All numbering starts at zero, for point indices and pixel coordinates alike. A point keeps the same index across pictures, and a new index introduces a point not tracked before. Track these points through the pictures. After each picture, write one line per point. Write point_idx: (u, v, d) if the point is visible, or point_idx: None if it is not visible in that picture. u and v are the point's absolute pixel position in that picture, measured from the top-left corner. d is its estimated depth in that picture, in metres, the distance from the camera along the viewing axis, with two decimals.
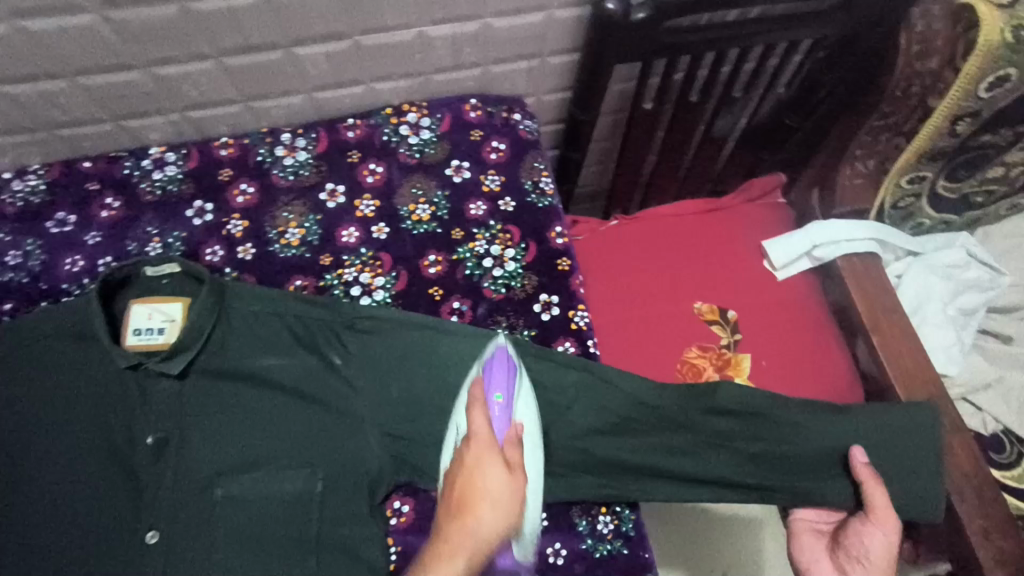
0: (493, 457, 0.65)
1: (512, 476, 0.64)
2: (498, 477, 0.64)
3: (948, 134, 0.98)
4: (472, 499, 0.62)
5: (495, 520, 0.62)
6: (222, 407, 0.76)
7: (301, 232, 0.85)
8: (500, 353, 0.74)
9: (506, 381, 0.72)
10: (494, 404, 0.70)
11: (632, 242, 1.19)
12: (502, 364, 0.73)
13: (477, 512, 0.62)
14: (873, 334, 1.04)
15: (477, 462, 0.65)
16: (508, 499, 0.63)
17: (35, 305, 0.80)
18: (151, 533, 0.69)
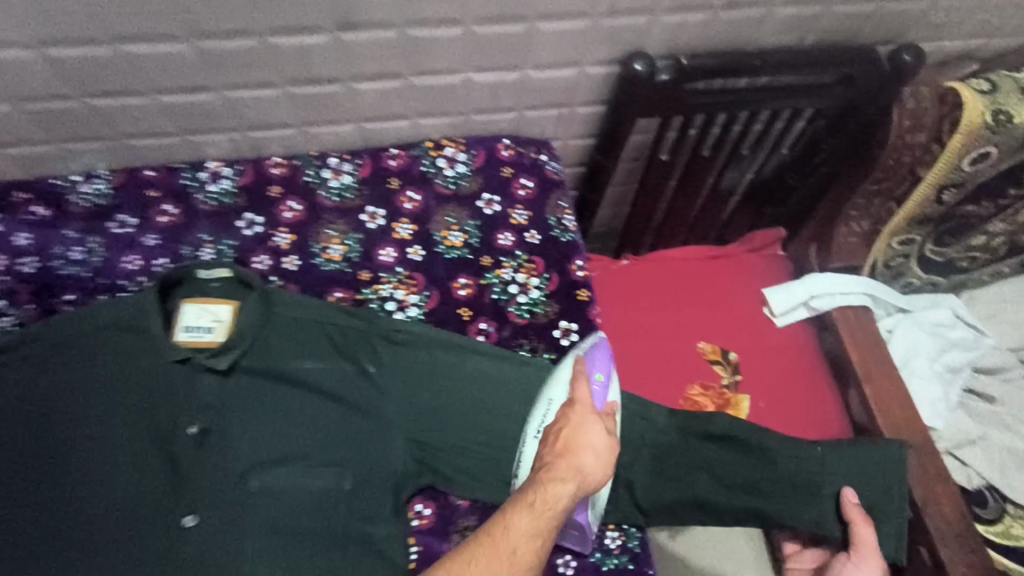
0: (595, 419, 0.72)
1: (610, 433, 0.72)
2: (600, 433, 0.71)
3: (935, 202, 1.08)
4: (577, 446, 0.69)
5: (596, 470, 0.69)
6: (260, 406, 0.81)
7: (343, 249, 0.92)
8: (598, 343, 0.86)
9: (606, 365, 0.83)
10: (595, 382, 0.79)
11: (642, 283, 1.26)
12: (603, 352, 0.84)
13: (582, 457, 0.69)
14: (867, 385, 1.12)
15: (582, 419, 0.72)
16: (607, 455, 0.70)
17: (96, 299, 0.87)
18: (189, 517, 0.75)
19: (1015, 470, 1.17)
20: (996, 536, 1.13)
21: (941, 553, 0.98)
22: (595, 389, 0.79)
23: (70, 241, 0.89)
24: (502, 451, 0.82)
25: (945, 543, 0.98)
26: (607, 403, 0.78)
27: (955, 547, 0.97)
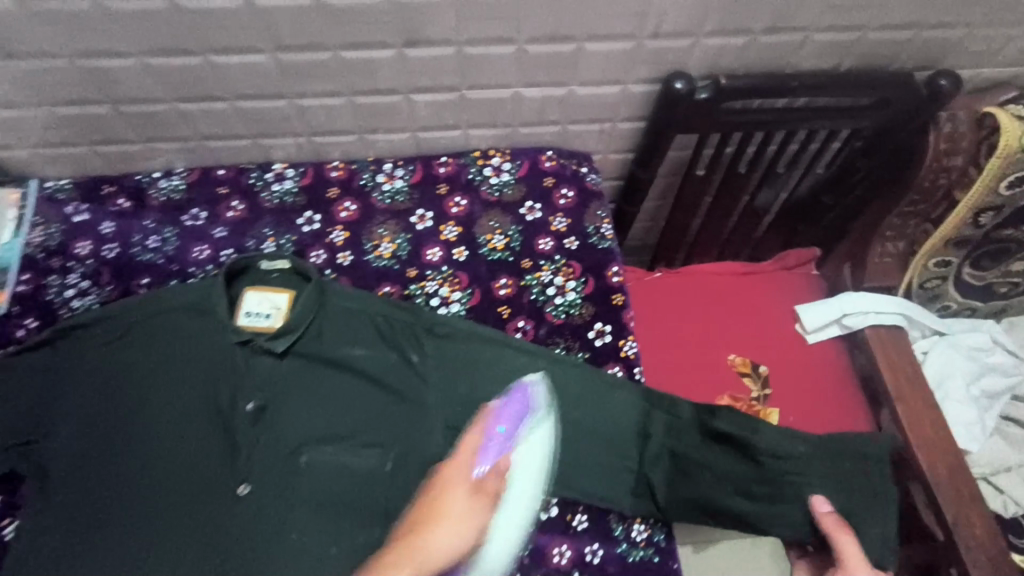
0: (464, 486, 0.74)
1: (476, 501, 0.74)
2: (462, 501, 0.73)
3: (971, 224, 1.10)
4: (435, 516, 0.71)
5: (452, 543, 0.69)
6: (311, 387, 0.87)
7: (393, 247, 0.99)
8: (521, 387, 0.86)
9: (516, 420, 0.82)
10: (493, 436, 0.80)
11: (675, 294, 1.29)
12: (516, 402, 0.84)
13: (434, 531, 0.70)
14: (898, 403, 1.11)
15: (450, 488, 0.74)
16: (460, 530, 0.70)
17: (167, 283, 0.94)
18: (243, 486, 0.80)
19: None
20: None
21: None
22: (490, 448, 0.79)
23: (147, 231, 0.97)
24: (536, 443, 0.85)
25: (976, 566, 0.98)
26: (497, 465, 0.78)
27: (986, 568, 0.98)
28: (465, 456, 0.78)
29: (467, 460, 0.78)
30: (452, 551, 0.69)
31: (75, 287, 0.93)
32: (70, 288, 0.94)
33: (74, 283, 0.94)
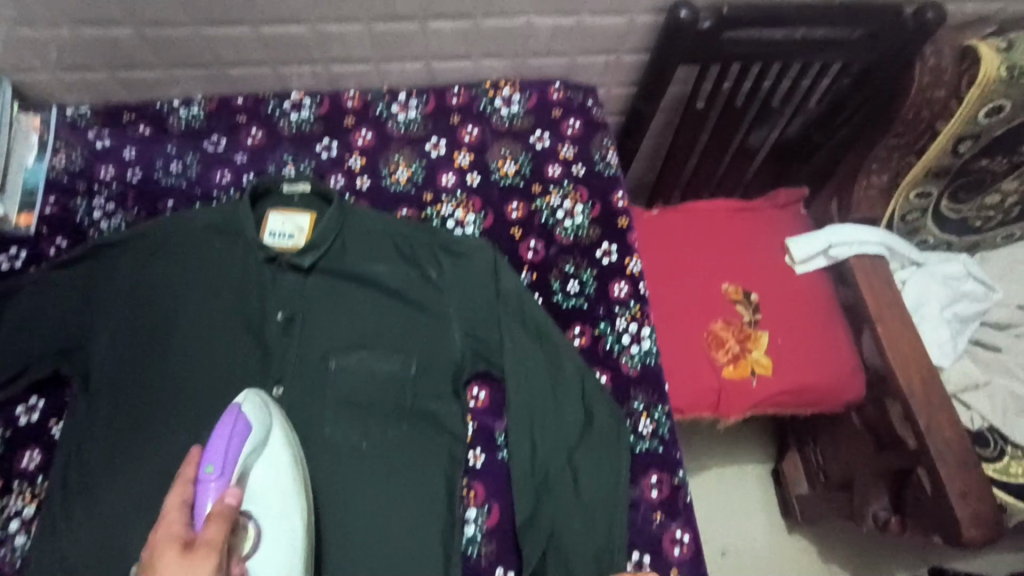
0: (170, 546, 0.58)
1: (189, 561, 0.57)
2: (169, 562, 0.57)
3: (951, 153, 1.15)
4: None
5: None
6: (337, 301, 0.92)
7: (409, 173, 1.03)
8: (229, 411, 0.75)
9: (230, 454, 0.72)
10: (204, 478, 0.69)
11: (673, 229, 1.35)
12: (226, 429, 0.73)
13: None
14: (877, 324, 1.19)
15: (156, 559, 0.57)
16: None
17: (192, 205, 0.98)
18: (277, 388, 0.86)
19: (1016, 415, 1.24)
20: (996, 474, 1.20)
21: (941, 471, 1.07)
22: (198, 498, 0.67)
23: (169, 156, 1.00)
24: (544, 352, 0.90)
25: (944, 463, 1.07)
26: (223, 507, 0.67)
27: (953, 466, 1.07)
28: (175, 515, 0.63)
29: (179, 518, 0.63)
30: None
31: (101, 210, 0.97)
32: (98, 211, 0.97)
33: (100, 205, 0.97)
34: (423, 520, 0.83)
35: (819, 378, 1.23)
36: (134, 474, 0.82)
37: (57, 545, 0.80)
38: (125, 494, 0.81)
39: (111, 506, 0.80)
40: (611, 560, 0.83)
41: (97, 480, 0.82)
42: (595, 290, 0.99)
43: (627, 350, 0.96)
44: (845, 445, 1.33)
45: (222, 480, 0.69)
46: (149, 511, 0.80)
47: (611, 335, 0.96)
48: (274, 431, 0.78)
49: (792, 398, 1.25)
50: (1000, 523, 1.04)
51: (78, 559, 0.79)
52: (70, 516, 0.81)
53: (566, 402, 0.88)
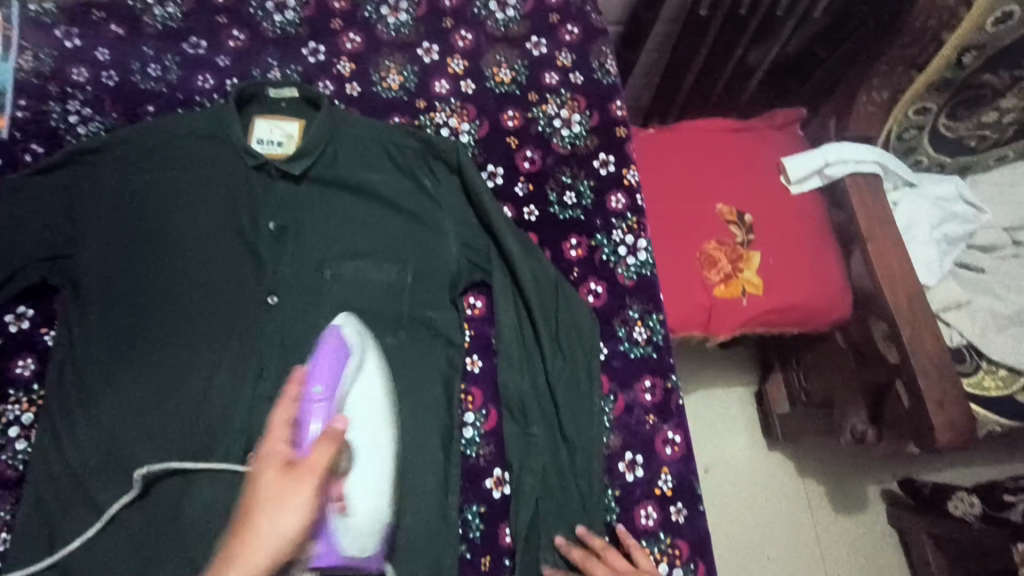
0: (272, 462, 0.60)
1: (295, 474, 0.59)
2: (272, 477, 0.59)
3: (955, 65, 1.12)
4: (254, 516, 0.57)
5: (286, 523, 0.57)
6: (330, 209, 0.90)
7: (400, 79, 1.00)
8: (329, 334, 0.77)
9: (336, 377, 0.73)
10: (313, 396, 0.70)
11: (670, 149, 1.31)
12: (329, 351, 0.75)
13: (255, 516, 0.57)
14: (868, 243, 1.16)
15: (262, 477, 0.59)
16: (304, 512, 0.58)
17: (175, 111, 0.94)
18: (273, 296, 0.84)
19: (994, 332, 1.25)
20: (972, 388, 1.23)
21: (921, 382, 1.06)
22: (305, 415, 0.68)
23: (147, 58, 0.96)
24: (535, 260, 0.90)
25: (925, 374, 1.06)
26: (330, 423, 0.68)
27: (933, 377, 1.06)
28: (280, 433, 0.63)
29: (282, 434, 0.63)
30: (303, 525, 0.58)
31: (77, 115, 0.92)
32: (73, 115, 0.93)
33: (75, 110, 0.93)
34: (422, 421, 0.85)
35: (809, 299, 1.21)
36: (131, 381, 0.81)
37: (60, 449, 0.80)
38: (123, 399, 0.80)
39: (110, 410, 0.80)
40: (601, 458, 0.86)
41: (94, 388, 0.81)
42: (592, 202, 0.99)
43: (624, 261, 0.97)
44: (825, 364, 1.33)
45: (328, 403, 0.71)
46: (150, 416, 0.80)
47: (607, 246, 0.98)
48: (370, 356, 0.79)
49: (777, 319, 1.22)
50: (974, 430, 1.04)
51: (79, 461, 0.79)
52: (71, 423, 0.81)
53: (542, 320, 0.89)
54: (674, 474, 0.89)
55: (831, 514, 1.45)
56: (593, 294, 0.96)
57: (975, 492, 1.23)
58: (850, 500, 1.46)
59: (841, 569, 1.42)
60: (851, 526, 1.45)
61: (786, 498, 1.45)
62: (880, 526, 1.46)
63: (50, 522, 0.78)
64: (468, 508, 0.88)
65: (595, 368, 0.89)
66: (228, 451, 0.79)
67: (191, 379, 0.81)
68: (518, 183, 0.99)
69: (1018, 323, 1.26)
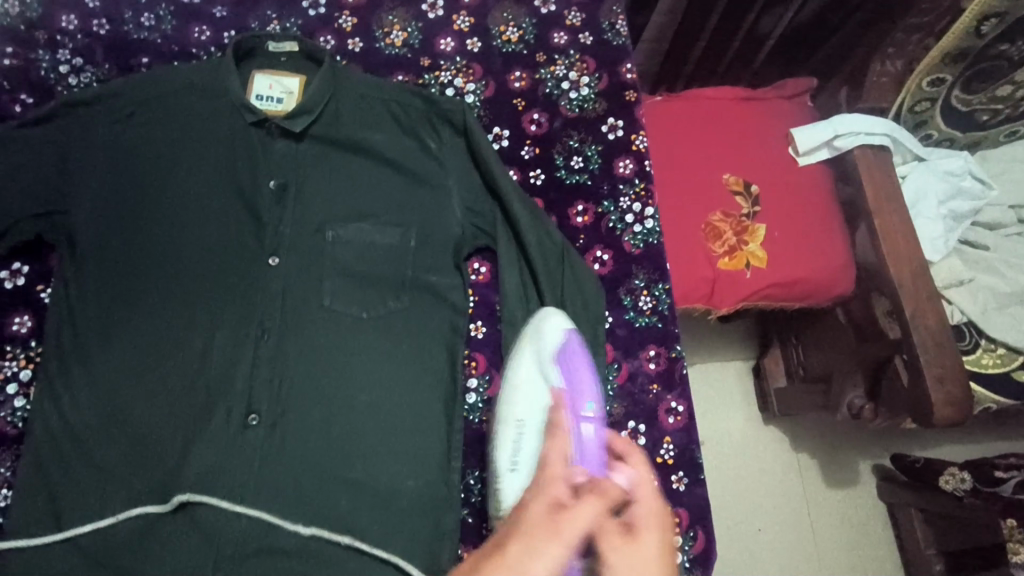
0: (544, 496, 0.56)
1: (562, 522, 0.52)
2: (541, 519, 0.53)
3: (973, 34, 1.09)
4: (515, 540, 0.51)
5: (543, 568, 0.49)
6: (331, 169, 0.87)
7: (404, 36, 1.00)
8: (572, 343, 0.82)
9: (592, 394, 0.80)
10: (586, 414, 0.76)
11: (678, 117, 1.28)
12: (584, 368, 0.81)
13: (508, 551, 0.50)
14: (874, 218, 1.13)
15: (532, 509, 0.54)
16: (558, 566, 0.49)
17: (171, 63, 0.95)
18: (273, 257, 0.82)
19: (995, 310, 1.23)
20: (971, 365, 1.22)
21: (922, 358, 1.05)
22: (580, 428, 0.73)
23: (141, 7, 0.96)
24: (540, 226, 0.89)
25: (926, 349, 1.05)
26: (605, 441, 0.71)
27: (932, 352, 1.05)
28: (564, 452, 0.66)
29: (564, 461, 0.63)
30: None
31: (68, 64, 0.92)
32: (63, 64, 0.92)
33: (65, 59, 0.92)
34: (424, 386, 0.84)
35: (814, 273, 1.19)
36: (131, 341, 0.79)
37: (59, 408, 0.79)
38: (121, 359, 0.79)
39: (108, 370, 0.78)
40: None
41: (94, 347, 0.80)
42: (599, 167, 0.98)
43: (630, 230, 0.97)
44: (826, 340, 1.31)
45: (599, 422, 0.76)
46: (150, 377, 0.78)
47: (614, 214, 0.97)
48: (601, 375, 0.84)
49: (781, 292, 1.20)
50: (972, 404, 1.03)
51: (77, 420, 0.78)
52: (71, 383, 0.79)
53: (547, 286, 0.87)
54: (676, 443, 0.89)
55: (824, 487, 1.47)
56: (599, 262, 0.95)
57: (966, 467, 1.25)
58: (843, 473, 1.48)
59: (832, 541, 1.44)
60: (844, 499, 1.47)
61: (780, 470, 1.47)
62: (872, 500, 1.47)
63: (49, 481, 0.77)
64: (471, 473, 0.89)
65: (598, 337, 0.88)
66: (229, 414, 0.77)
67: (190, 340, 0.79)
68: (525, 146, 0.98)
69: (1019, 301, 1.24)
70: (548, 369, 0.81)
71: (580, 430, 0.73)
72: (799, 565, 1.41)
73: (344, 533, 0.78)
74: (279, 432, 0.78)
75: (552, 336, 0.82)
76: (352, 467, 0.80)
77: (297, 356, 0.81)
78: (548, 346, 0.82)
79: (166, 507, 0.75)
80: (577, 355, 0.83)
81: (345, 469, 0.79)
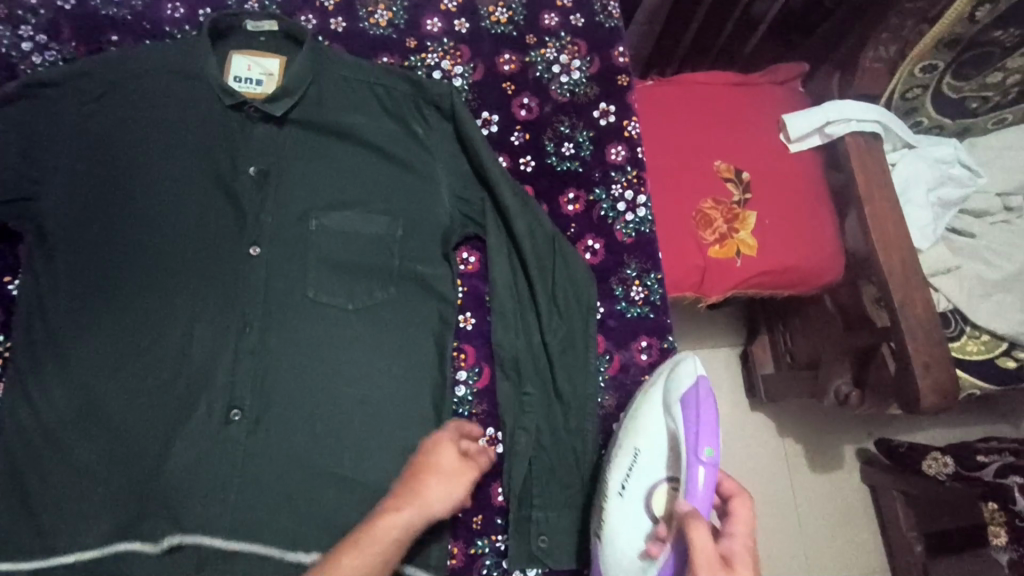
0: (451, 443, 0.71)
1: (466, 464, 0.70)
2: (451, 462, 0.69)
3: (967, 20, 1.08)
4: (428, 473, 0.68)
5: (443, 501, 0.67)
6: (314, 154, 0.84)
7: (389, 15, 0.97)
8: (702, 386, 0.74)
9: (716, 437, 0.70)
10: (703, 458, 0.69)
11: (670, 102, 1.26)
12: (711, 413, 0.71)
13: (428, 487, 0.67)
14: (865, 205, 1.11)
15: (438, 443, 0.70)
16: (458, 491, 0.68)
17: (142, 41, 0.91)
18: (254, 247, 0.79)
19: (980, 297, 1.23)
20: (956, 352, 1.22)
21: (909, 346, 1.05)
22: (692, 473, 0.68)
23: None
24: (530, 214, 0.87)
25: (913, 337, 1.04)
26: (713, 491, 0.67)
27: (921, 341, 1.05)
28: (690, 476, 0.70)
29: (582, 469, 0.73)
30: (451, 507, 0.68)
31: (31, 41, 0.88)
32: (27, 42, 0.89)
33: (29, 36, 0.89)
34: (412, 379, 0.83)
35: (804, 261, 1.18)
36: (105, 334, 0.76)
37: (30, 405, 0.76)
38: (94, 353, 0.75)
39: (81, 365, 0.75)
40: (594, 420, 0.85)
41: (66, 342, 0.76)
42: (591, 154, 0.97)
43: (622, 218, 0.95)
44: (814, 328, 1.31)
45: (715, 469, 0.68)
46: (125, 372, 0.75)
47: (606, 202, 0.95)
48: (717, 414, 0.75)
49: (771, 280, 1.19)
50: (958, 394, 1.04)
51: (50, 416, 0.75)
52: (42, 379, 0.76)
53: (538, 276, 0.86)
54: None
55: (810, 472, 1.48)
56: (590, 251, 0.94)
57: (949, 452, 1.26)
58: (828, 459, 1.49)
59: (818, 526, 1.45)
60: (829, 485, 1.48)
61: (767, 457, 1.47)
62: (856, 483, 1.49)
63: (21, 479, 0.74)
64: None
65: (589, 329, 0.86)
66: (210, 409, 0.75)
67: (167, 332, 0.76)
68: (515, 131, 0.96)
69: (1004, 290, 1.24)
70: (673, 408, 0.76)
71: (691, 477, 0.68)
72: (785, 551, 1.42)
73: (331, 528, 0.77)
74: (263, 426, 0.76)
75: (684, 376, 0.77)
76: (338, 463, 0.78)
77: (281, 348, 0.78)
78: (676, 387, 0.77)
79: (156, 548, 0.73)
80: (706, 398, 0.73)
81: (331, 464, 0.77)
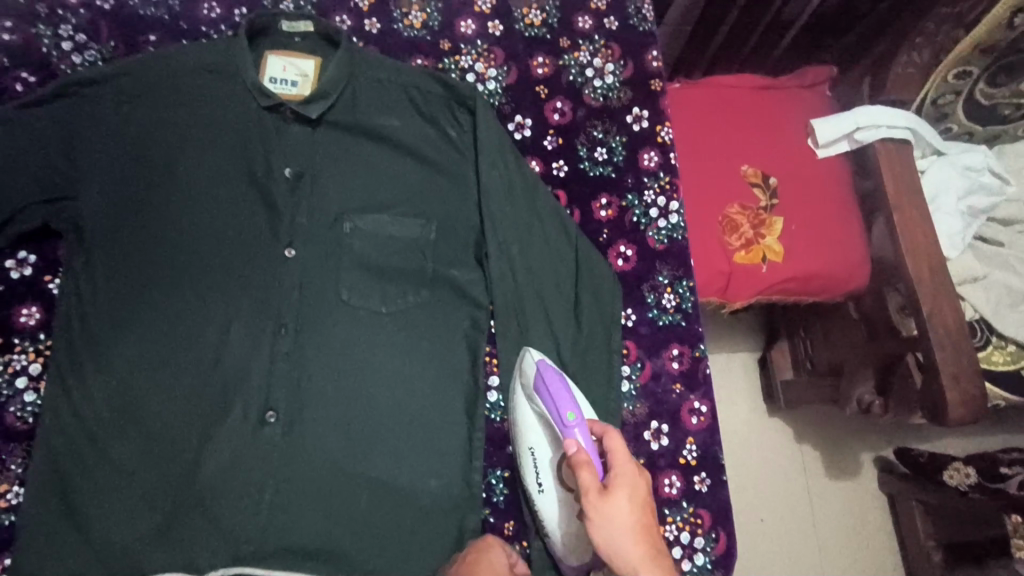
0: (503, 550, 0.77)
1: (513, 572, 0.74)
2: (502, 561, 0.75)
3: (1005, 26, 1.03)
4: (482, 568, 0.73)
5: None
6: (349, 156, 0.84)
7: (423, 17, 0.97)
8: (543, 368, 0.78)
9: (572, 402, 0.75)
10: (570, 422, 0.72)
11: (701, 105, 1.24)
12: (559, 382, 0.76)
13: None
14: (894, 212, 1.08)
15: (490, 547, 0.76)
16: None
17: (179, 39, 0.93)
18: (289, 249, 0.78)
19: (1008, 307, 1.20)
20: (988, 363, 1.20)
21: (936, 356, 1.02)
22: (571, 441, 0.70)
23: None
24: (560, 224, 0.88)
25: (941, 347, 1.02)
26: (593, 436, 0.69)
27: (950, 350, 1.02)
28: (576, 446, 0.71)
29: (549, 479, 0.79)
30: None
31: (71, 40, 0.90)
32: (66, 41, 0.90)
33: (68, 36, 0.90)
34: (443, 384, 0.82)
35: (834, 269, 1.16)
36: (144, 335, 0.76)
37: (71, 403, 0.76)
38: (133, 353, 0.76)
39: (120, 365, 0.76)
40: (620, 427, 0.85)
41: (105, 341, 0.77)
42: (624, 159, 0.97)
43: (654, 224, 0.96)
44: (835, 334, 1.29)
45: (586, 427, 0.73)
46: (163, 373, 0.75)
47: (638, 208, 0.95)
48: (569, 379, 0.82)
49: (796, 287, 1.17)
50: (987, 405, 1.01)
51: (90, 415, 0.75)
52: (82, 379, 0.76)
53: (565, 281, 0.87)
54: (699, 445, 0.90)
55: (828, 480, 1.46)
56: (622, 257, 0.94)
57: (970, 463, 1.26)
58: (845, 465, 1.47)
59: (836, 535, 1.44)
60: (849, 492, 1.46)
61: (786, 464, 1.46)
62: (873, 491, 1.47)
63: (61, 477, 0.74)
64: (493, 473, 0.89)
65: (612, 338, 0.88)
66: (245, 410, 0.75)
67: (205, 332, 0.76)
68: (548, 136, 0.96)
69: None
70: (534, 397, 0.79)
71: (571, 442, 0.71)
72: (805, 560, 1.41)
73: (363, 531, 0.77)
74: (297, 429, 0.76)
75: (529, 365, 0.81)
76: (370, 465, 0.78)
77: (317, 351, 0.78)
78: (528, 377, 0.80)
79: None
80: (551, 376, 0.78)
81: (363, 467, 0.78)
